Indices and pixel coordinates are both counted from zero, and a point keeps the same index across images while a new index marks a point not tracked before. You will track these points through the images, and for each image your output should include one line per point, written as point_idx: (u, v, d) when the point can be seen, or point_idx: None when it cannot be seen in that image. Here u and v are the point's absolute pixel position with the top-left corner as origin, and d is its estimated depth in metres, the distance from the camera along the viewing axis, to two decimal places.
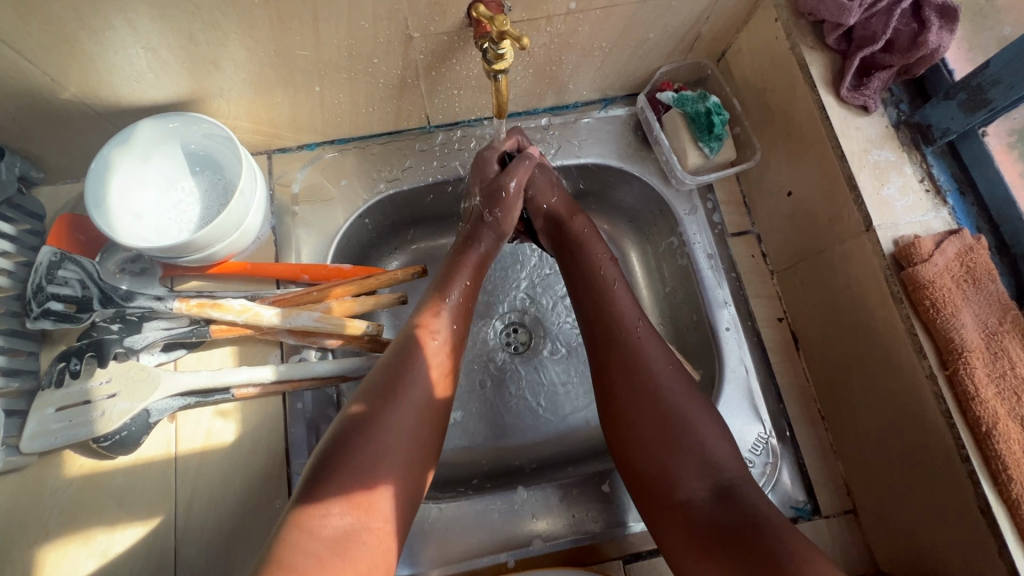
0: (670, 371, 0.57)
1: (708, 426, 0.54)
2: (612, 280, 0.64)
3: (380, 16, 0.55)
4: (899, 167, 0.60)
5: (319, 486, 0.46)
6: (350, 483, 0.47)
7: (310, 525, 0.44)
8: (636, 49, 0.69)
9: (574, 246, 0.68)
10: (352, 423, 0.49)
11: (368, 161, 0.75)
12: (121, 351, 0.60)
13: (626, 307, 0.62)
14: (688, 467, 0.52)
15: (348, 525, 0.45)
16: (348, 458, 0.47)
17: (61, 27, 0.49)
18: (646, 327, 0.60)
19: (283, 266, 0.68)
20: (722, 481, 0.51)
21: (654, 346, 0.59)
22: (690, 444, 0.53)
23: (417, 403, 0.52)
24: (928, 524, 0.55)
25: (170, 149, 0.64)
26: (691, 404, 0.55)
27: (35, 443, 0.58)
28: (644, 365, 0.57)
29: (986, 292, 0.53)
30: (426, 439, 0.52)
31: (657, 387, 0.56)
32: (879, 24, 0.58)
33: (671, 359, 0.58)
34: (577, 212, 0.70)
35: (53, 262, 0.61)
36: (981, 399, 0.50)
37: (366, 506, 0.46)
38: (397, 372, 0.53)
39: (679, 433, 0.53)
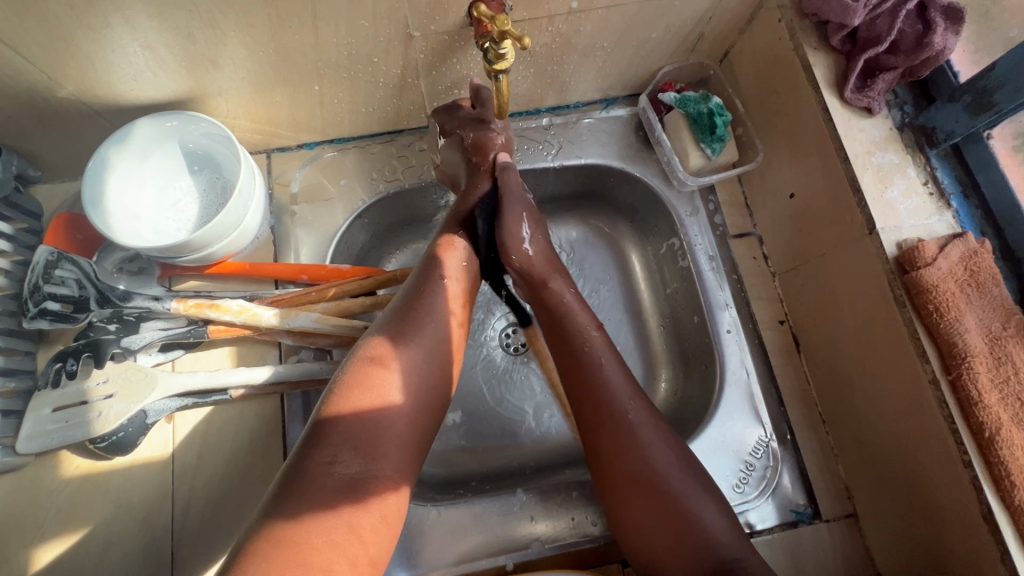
0: (665, 453, 0.51)
1: (708, 508, 0.49)
2: (600, 355, 0.57)
3: (380, 14, 0.54)
4: (903, 170, 0.59)
5: (325, 429, 0.45)
6: (358, 429, 0.46)
7: (318, 469, 0.43)
8: (637, 49, 0.68)
9: (556, 317, 0.60)
10: (362, 365, 0.49)
11: (368, 160, 0.75)
12: (118, 351, 0.60)
13: (617, 381, 0.55)
14: (682, 553, 0.47)
15: (357, 472, 0.44)
16: (356, 400, 0.47)
17: (57, 25, 0.48)
18: (634, 399, 0.54)
19: (281, 266, 0.68)
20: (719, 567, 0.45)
21: (644, 421, 0.53)
22: (686, 528, 0.48)
23: (428, 345, 0.53)
24: (935, 512, 0.54)
25: (168, 148, 0.64)
26: (693, 489, 0.50)
27: (32, 444, 0.57)
28: (639, 452, 0.51)
29: (990, 297, 0.53)
30: (435, 384, 0.52)
31: (649, 471, 0.50)
32: (884, 25, 0.58)
33: (669, 438, 0.53)
34: (553, 273, 0.63)
35: (50, 262, 0.61)
36: (984, 404, 0.49)
37: (375, 455, 0.46)
38: (404, 318, 0.53)
39: (676, 516, 0.48)
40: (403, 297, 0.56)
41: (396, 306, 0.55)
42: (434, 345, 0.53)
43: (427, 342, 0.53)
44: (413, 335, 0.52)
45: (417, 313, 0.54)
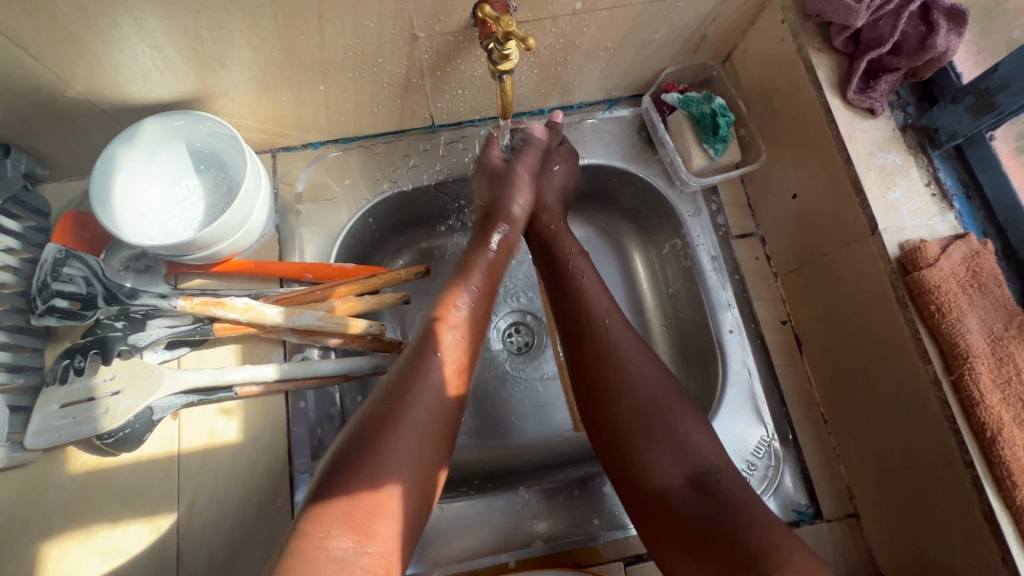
0: (643, 361, 0.58)
1: (689, 422, 0.54)
2: (582, 272, 0.66)
3: (385, 15, 0.55)
4: (905, 171, 0.59)
5: (321, 509, 0.45)
6: (352, 508, 0.45)
7: (313, 548, 0.43)
8: (641, 50, 0.69)
9: (546, 241, 0.70)
10: (357, 443, 0.48)
11: (373, 160, 0.75)
12: (125, 349, 0.61)
13: (599, 304, 0.63)
14: (666, 456, 0.52)
15: (349, 550, 0.43)
16: (349, 482, 0.46)
17: (67, 25, 0.49)
18: (615, 314, 0.62)
19: (286, 265, 0.68)
20: (698, 469, 0.51)
21: (625, 335, 0.60)
22: (668, 435, 0.53)
23: (424, 425, 0.50)
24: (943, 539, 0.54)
25: (175, 147, 0.65)
26: (672, 399, 0.55)
27: (40, 439, 0.58)
28: (616, 358, 0.58)
29: (992, 298, 0.53)
30: (433, 463, 0.50)
31: (631, 379, 0.56)
32: (886, 27, 0.58)
33: (652, 358, 0.59)
34: (550, 208, 0.73)
35: (58, 260, 0.61)
36: (986, 404, 0.49)
37: (367, 531, 0.45)
38: (401, 395, 0.51)
39: (660, 424, 0.53)
40: (400, 368, 0.53)
41: (392, 378, 0.53)
42: (430, 421, 0.51)
43: (422, 419, 0.50)
44: (413, 413, 0.50)
45: (413, 388, 0.52)
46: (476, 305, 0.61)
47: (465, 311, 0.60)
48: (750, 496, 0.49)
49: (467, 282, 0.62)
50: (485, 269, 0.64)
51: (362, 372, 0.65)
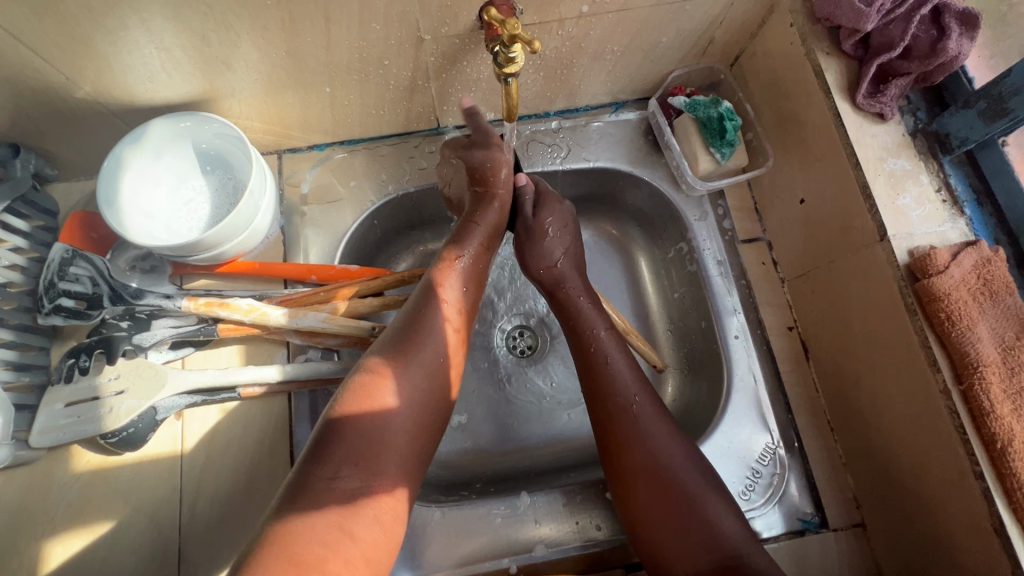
0: (669, 444, 0.55)
1: (718, 509, 0.52)
2: (608, 352, 0.62)
3: (392, 18, 0.55)
4: (915, 176, 0.58)
5: (330, 445, 0.46)
6: (357, 446, 0.47)
7: (320, 485, 0.44)
8: (648, 53, 0.68)
9: (554, 285, 0.68)
10: (364, 384, 0.50)
11: (378, 163, 0.75)
12: (129, 349, 0.61)
13: (627, 376, 0.60)
14: (693, 548, 0.50)
15: (357, 487, 0.45)
16: (355, 423, 0.47)
17: (76, 27, 0.49)
18: (641, 391, 0.59)
19: (290, 266, 0.68)
20: (728, 560, 0.49)
21: (652, 416, 0.57)
22: (696, 524, 0.51)
23: (426, 368, 0.53)
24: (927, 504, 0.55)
25: (181, 148, 0.65)
26: (698, 484, 0.53)
27: (45, 438, 0.58)
28: (645, 442, 0.56)
29: (1004, 306, 0.52)
30: (431, 407, 0.53)
31: (662, 467, 0.54)
32: (897, 31, 0.57)
33: (678, 436, 0.56)
34: (571, 277, 0.69)
35: (64, 259, 0.62)
36: (996, 415, 0.49)
37: (375, 471, 0.47)
38: (402, 340, 0.53)
39: (687, 513, 0.51)
40: (402, 319, 0.56)
41: (396, 324, 0.55)
42: (432, 366, 0.53)
43: (428, 362, 0.53)
44: (417, 356, 0.53)
45: (416, 336, 0.54)
46: (475, 257, 0.63)
47: (469, 263, 0.62)
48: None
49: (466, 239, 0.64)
50: (489, 229, 0.66)
51: None
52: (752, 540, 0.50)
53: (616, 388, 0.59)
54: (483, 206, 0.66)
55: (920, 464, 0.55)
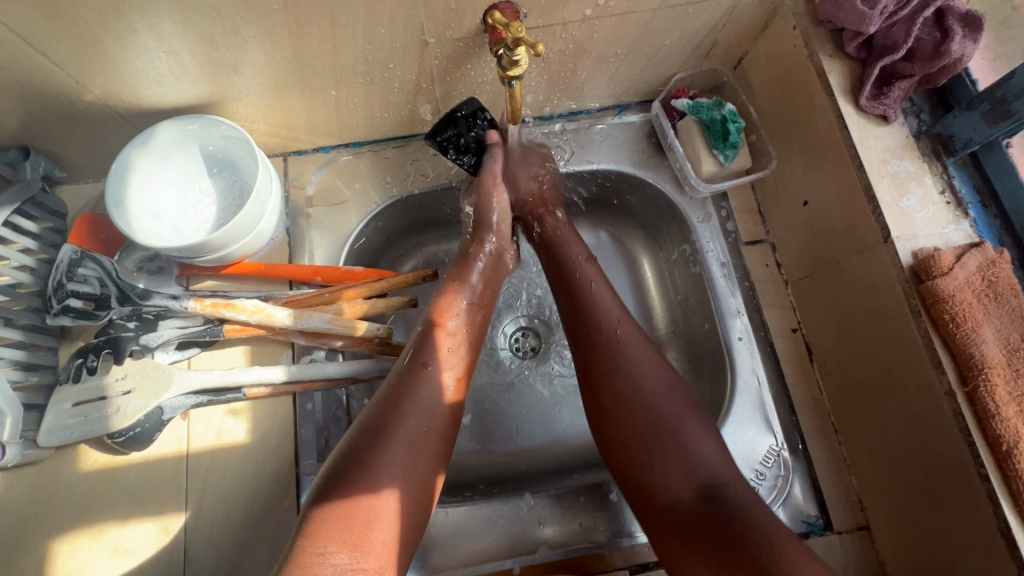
0: (651, 369, 0.58)
1: (697, 433, 0.54)
2: (589, 280, 0.65)
3: (397, 21, 0.55)
4: (919, 178, 0.58)
5: (318, 525, 0.44)
6: (348, 522, 0.45)
7: (310, 564, 0.43)
8: (651, 56, 0.69)
9: (552, 246, 0.69)
10: (352, 457, 0.48)
11: (383, 165, 0.76)
12: (136, 349, 0.61)
13: (608, 304, 0.63)
14: (673, 471, 0.52)
15: (344, 566, 0.43)
16: (342, 498, 0.46)
17: (86, 31, 0.50)
18: (625, 322, 0.62)
19: (296, 267, 0.69)
20: (707, 482, 0.50)
21: (636, 344, 0.60)
22: (676, 448, 0.53)
23: (415, 434, 0.51)
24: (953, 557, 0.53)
25: (189, 150, 0.65)
26: (682, 412, 0.55)
27: (52, 437, 0.59)
28: (626, 368, 0.58)
29: (1009, 308, 0.52)
30: (424, 474, 0.50)
31: (644, 392, 0.56)
32: (900, 33, 0.57)
33: (661, 365, 0.59)
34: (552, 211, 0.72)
35: (73, 261, 0.62)
36: (1001, 416, 0.48)
37: (364, 545, 0.44)
38: (389, 406, 0.51)
39: (669, 436, 0.53)
40: (389, 383, 0.54)
41: (384, 391, 0.53)
42: (421, 433, 0.51)
43: (411, 432, 0.51)
44: (405, 425, 0.51)
45: (405, 401, 0.52)
46: (467, 318, 0.63)
47: (457, 326, 0.61)
48: (761, 508, 0.48)
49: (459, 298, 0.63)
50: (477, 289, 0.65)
51: (369, 375, 0.65)
52: (731, 466, 0.52)
53: (602, 319, 0.62)
54: (465, 269, 0.66)
55: (925, 468, 0.55)
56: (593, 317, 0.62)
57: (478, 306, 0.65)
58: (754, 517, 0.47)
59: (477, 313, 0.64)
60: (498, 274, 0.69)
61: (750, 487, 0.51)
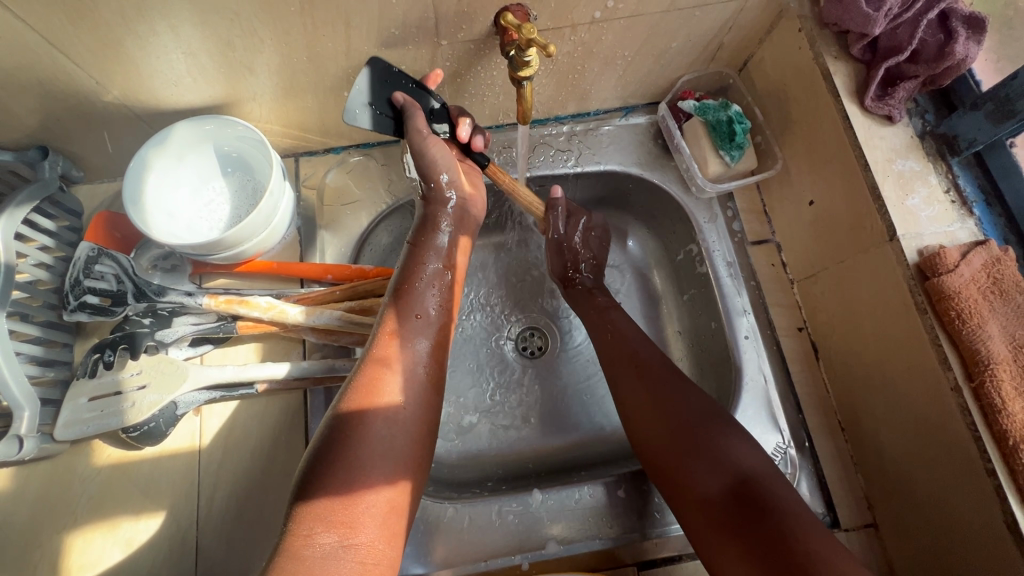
0: (679, 383, 0.60)
1: (727, 432, 0.55)
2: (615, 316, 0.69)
3: (410, 24, 0.56)
4: (924, 177, 0.59)
5: (305, 505, 0.45)
6: (333, 500, 0.45)
7: (298, 543, 0.43)
8: (658, 58, 0.70)
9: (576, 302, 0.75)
10: (332, 437, 0.48)
11: (393, 167, 0.77)
12: (151, 345, 0.62)
13: (632, 330, 0.67)
14: (702, 469, 0.53)
15: (336, 544, 0.43)
16: (329, 479, 0.46)
17: (107, 33, 0.51)
18: (645, 345, 0.65)
19: (308, 266, 0.70)
20: (736, 477, 0.52)
21: (658, 361, 0.63)
22: (703, 447, 0.54)
23: (391, 410, 0.50)
24: (959, 539, 0.53)
25: (204, 150, 0.67)
26: (709, 415, 0.57)
27: (69, 432, 0.59)
28: (651, 382, 0.61)
29: (1014, 305, 0.53)
30: (407, 449, 0.50)
31: (673, 402, 0.58)
32: (904, 35, 0.58)
33: (683, 377, 0.61)
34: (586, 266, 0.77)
35: (90, 258, 0.63)
36: (1009, 412, 0.49)
37: (350, 523, 0.45)
38: (367, 382, 0.51)
39: (696, 438, 0.55)
40: (363, 358, 0.53)
41: (358, 367, 0.52)
42: (399, 408, 0.51)
43: (392, 408, 0.51)
44: (385, 401, 0.50)
45: (380, 377, 0.52)
46: (435, 281, 0.61)
47: (426, 290, 0.60)
48: (794, 503, 0.49)
49: (425, 263, 0.62)
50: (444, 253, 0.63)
51: None
52: (764, 462, 0.53)
53: (625, 344, 0.65)
54: (430, 232, 0.64)
55: (931, 453, 0.55)
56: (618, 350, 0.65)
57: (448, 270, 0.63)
58: (785, 512, 0.48)
59: (446, 274, 0.62)
60: (465, 225, 0.67)
61: (783, 483, 0.52)
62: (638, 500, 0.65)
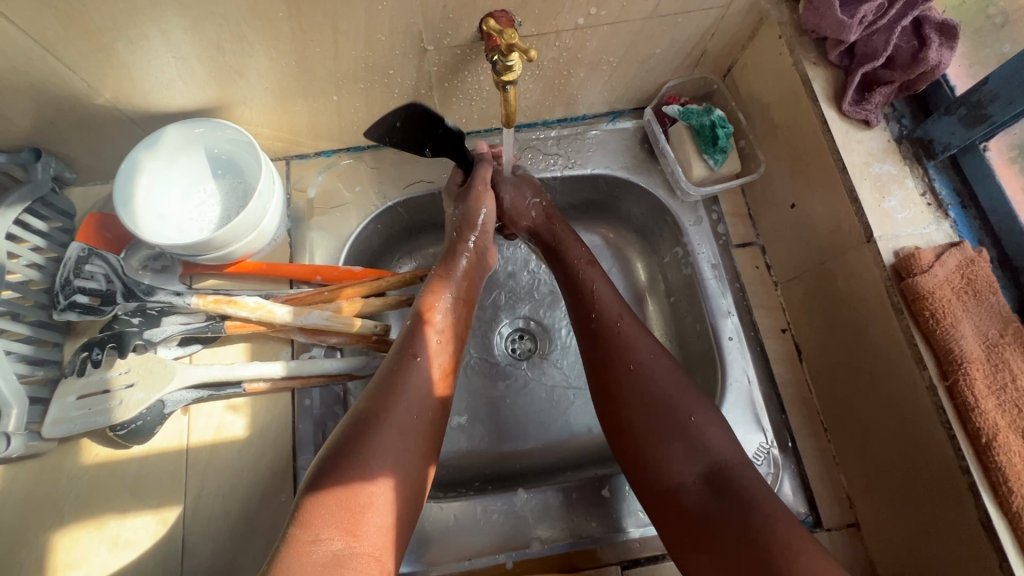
0: (657, 360, 0.59)
1: (705, 418, 0.55)
2: (591, 280, 0.67)
3: (396, 29, 0.58)
4: (901, 181, 0.60)
5: (311, 508, 0.46)
6: (342, 506, 0.46)
7: (304, 547, 0.44)
8: (643, 64, 0.71)
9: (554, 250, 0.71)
10: (345, 444, 0.49)
11: (384, 170, 0.78)
12: (140, 344, 0.63)
13: (609, 298, 0.65)
14: (678, 456, 0.53)
15: (339, 550, 0.44)
16: (337, 484, 0.47)
17: (99, 37, 0.52)
18: (625, 313, 0.64)
19: (297, 267, 0.71)
20: (712, 467, 0.52)
21: (637, 334, 0.62)
22: (681, 433, 0.54)
23: (402, 423, 0.52)
24: (931, 540, 0.54)
25: (194, 152, 0.67)
26: (687, 398, 0.56)
27: (56, 429, 0.60)
28: (629, 357, 0.60)
29: (987, 305, 0.54)
30: (413, 461, 0.52)
31: (652, 381, 0.58)
32: (880, 41, 0.60)
33: (663, 353, 0.60)
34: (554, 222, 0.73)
35: (80, 258, 0.64)
36: (980, 409, 0.50)
37: (357, 529, 0.46)
38: (381, 395, 0.53)
39: (674, 423, 0.55)
40: (381, 375, 0.55)
41: (375, 381, 0.55)
42: (410, 422, 0.53)
43: (402, 420, 0.52)
44: (398, 414, 0.53)
45: (393, 392, 0.54)
46: (454, 310, 0.64)
47: (445, 319, 0.63)
48: (763, 491, 0.50)
49: (446, 291, 0.65)
50: (465, 281, 0.67)
51: (367, 372, 0.67)
52: (735, 450, 0.54)
53: (605, 308, 0.64)
54: (453, 260, 0.67)
55: (908, 453, 0.56)
56: (599, 315, 0.64)
57: (466, 300, 0.67)
58: (756, 499, 0.49)
59: (462, 303, 0.66)
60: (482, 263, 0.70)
61: (752, 471, 0.52)
62: (622, 500, 0.65)
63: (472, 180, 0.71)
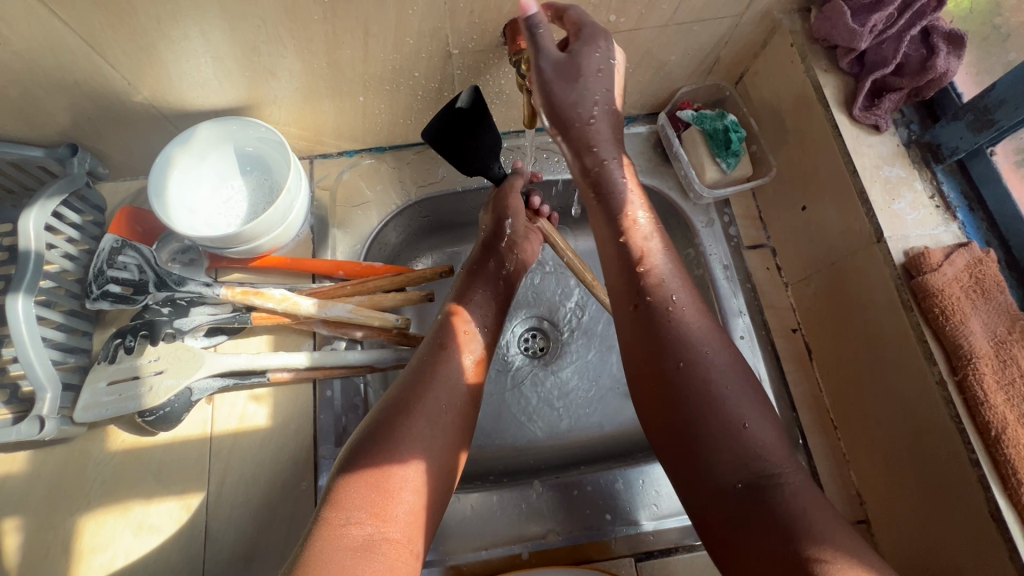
0: (718, 350, 0.53)
1: (751, 416, 0.49)
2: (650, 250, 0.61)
3: (424, 33, 0.60)
4: (909, 184, 0.62)
5: (342, 491, 0.48)
6: (370, 493, 0.48)
7: (335, 531, 0.45)
8: (657, 70, 0.73)
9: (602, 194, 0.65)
10: (376, 434, 0.51)
11: (404, 170, 0.80)
12: (169, 333, 0.65)
13: (667, 272, 0.59)
14: (722, 458, 0.47)
15: (369, 534, 0.46)
16: (370, 471, 0.49)
17: (143, 37, 0.55)
18: (690, 300, 0.57)
19: (319, 262, 0.72)
20: (757, 472, 0.46)
21: (700, 322, 0.55)
22: (726, 430, 0.48)
23: (430, 415, 0.54)
24: (942, 537, 0.55)
25: (225, 149, 0.70)
26: (742, 393, 0.50)
27: (87, 414, 0.62)
28: (685, 340, 0.54)
29: (995, 303, 0.55)
30: (439, 448, 0.53)
31: (708, 375, 0.51)
32: (889, 49, 0.62)
33: (727, 347, 0.54)
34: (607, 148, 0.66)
35: (114, 249, 0.67)
36: (990, 404, 0.51)
37: (386, 516, 0.47)
38: (411, 386, 0.56)
39: (722, 421, 0.49)
40: (411, 367, 0.58)
41: (410, 372, 0.57)
42: (438, 411, 0.55)
43: (432, 409, 0.54)
44: (426, 401, 0.54)
45: (422, 383, 0.56)
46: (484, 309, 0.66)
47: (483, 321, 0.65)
48: (816, 507, 0.43)
49: (475, 288, 0.68)
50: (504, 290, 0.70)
51: (387, 364, 0.68)
52: (791, 459, 0.47)
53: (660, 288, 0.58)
54: (486, 256, 0.71)
55: (917, 458, 0.57)
56: (654, 294, 0.57)
57: (501, 294, 0.69)
58: (806, 517, 0.42)
59: (495, 299, 0.68)
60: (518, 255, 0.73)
61: (807, 482, 0.46)
62: (637, 494, 0.66)
63: (499, 192, 0.74)
